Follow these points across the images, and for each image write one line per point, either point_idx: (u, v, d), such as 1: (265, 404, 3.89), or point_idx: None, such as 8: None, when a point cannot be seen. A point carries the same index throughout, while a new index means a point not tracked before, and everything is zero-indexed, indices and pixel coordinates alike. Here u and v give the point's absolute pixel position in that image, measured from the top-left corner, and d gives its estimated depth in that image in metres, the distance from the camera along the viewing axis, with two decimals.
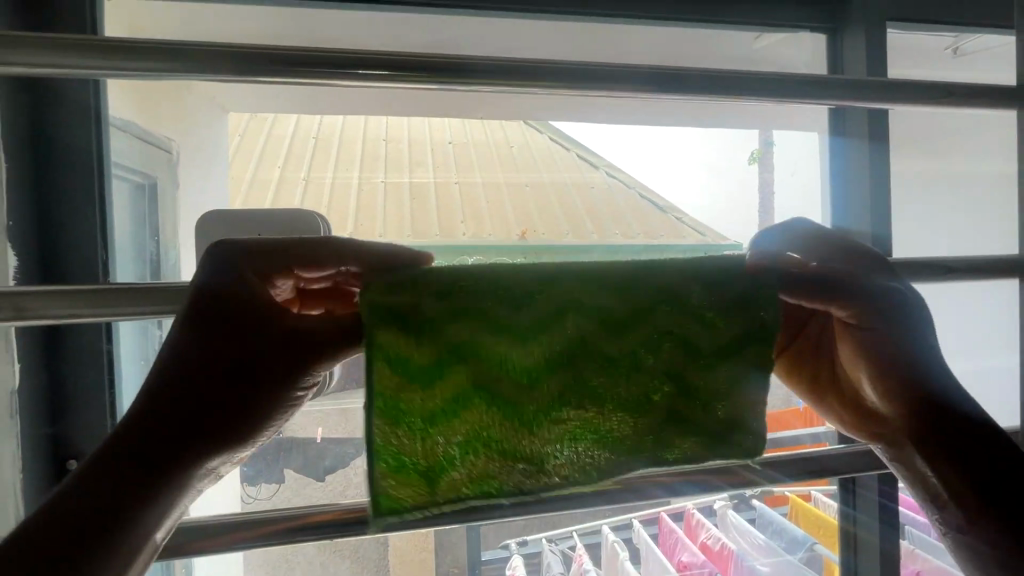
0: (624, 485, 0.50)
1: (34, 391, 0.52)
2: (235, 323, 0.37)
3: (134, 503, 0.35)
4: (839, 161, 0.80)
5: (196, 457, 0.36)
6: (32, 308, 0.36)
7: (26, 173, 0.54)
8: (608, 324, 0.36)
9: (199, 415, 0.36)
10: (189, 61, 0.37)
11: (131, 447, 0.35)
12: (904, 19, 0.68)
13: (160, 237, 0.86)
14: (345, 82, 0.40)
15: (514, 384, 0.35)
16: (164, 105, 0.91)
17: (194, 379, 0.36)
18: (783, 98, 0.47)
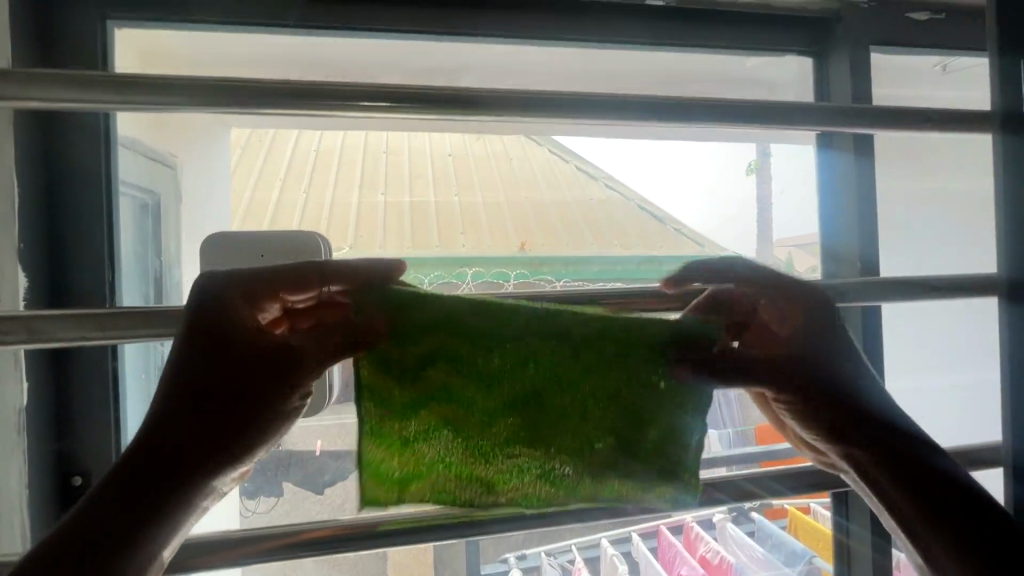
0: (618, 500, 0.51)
1: (39, 409, 0.53)
2: (236, 346, 0.41)
3: (146, 519, 0.37)
4: (828, 176, 0.81)
5: (202, 472, 0.39)
6: (45, 331, 0.38)
7: (38, 197, 0.55)
8: (561, 378, 0.42)
9: (205, 432, 0.39)
10: (188, 94, 0.39)
11: (143, 463, 0.38)
12: (889, 42, 0.70)
13: (163, 255, 0.87)
14: (344, 113, 0.42)
15: (477, 420, 0.41)
16: (169, 124, 0.92)
17: (200, 398, 0.39)
18: (767, 124, 0.49)
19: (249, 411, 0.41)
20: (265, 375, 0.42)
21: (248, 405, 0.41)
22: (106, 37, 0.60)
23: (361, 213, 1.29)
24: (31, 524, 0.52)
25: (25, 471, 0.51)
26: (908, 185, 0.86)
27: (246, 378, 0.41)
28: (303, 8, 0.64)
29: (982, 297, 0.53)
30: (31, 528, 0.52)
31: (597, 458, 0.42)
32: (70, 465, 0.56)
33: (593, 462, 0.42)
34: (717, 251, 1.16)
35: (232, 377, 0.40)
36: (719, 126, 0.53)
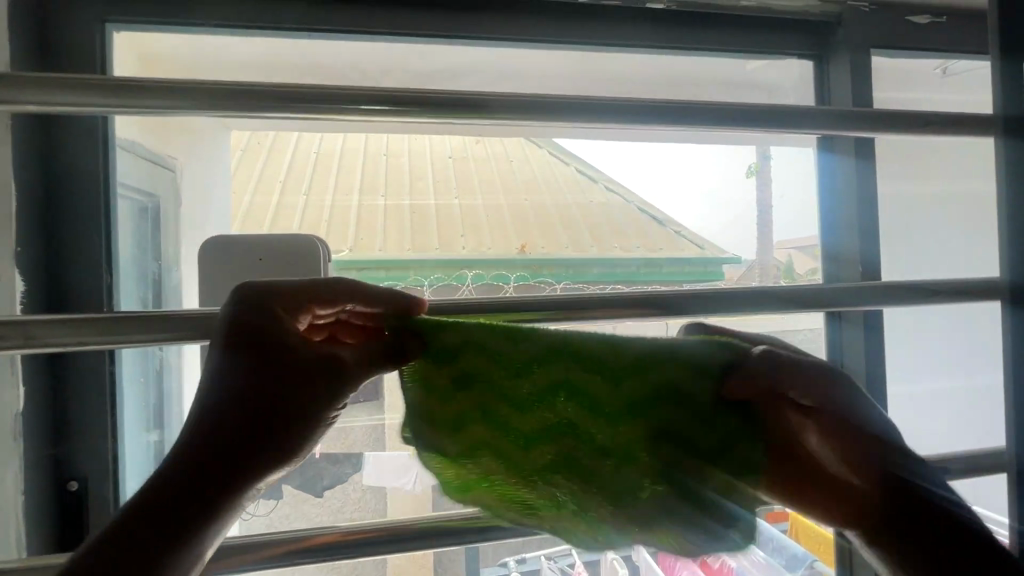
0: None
1: (36, 414, 0.53)
2: (272, 358, 0.41)
3: (182, 528, 0.37)
4: (828, 179, 0.81)
5: (235, 482, 0.39)
6: (40, 336, 0.37)
7: (35, 202, 0.55)
8: (603, 411, 0.40)
9: (239, 444, 0.39)
10: (183, 97, 0.38)
11: (180, 474, 0.38)
12: (891, 45, 0.70)
13: (163, 258, 0.87)
14: (345, 118, 0.42)
15: (513, 445, 0.41)
16: (167, 127, 0.92)
17: (236, 411, 0.40)
18: (768, 128, 0.49)
19: (281, 423, 0.41)
20: (300, 387, 0.41)
21: (280, 417, 0.41)
22: (105, 39, 0.60)
23: (361, 215, 1.30)
24: (27, 528, 0.52)
25: (22, 475, 0.51)
26: (909, 187, 0.86)
27: (282, 389, 0.41)
28: (304, 11, 0.64)
29: (985, 302, 0.53)
30: (25, 534, 0.51)
31: (652, 480, 0.41)
32: (67, 468, 0.56)
33: (647, 489, 0.41)
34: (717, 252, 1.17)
35: (267, 390, 0.40)
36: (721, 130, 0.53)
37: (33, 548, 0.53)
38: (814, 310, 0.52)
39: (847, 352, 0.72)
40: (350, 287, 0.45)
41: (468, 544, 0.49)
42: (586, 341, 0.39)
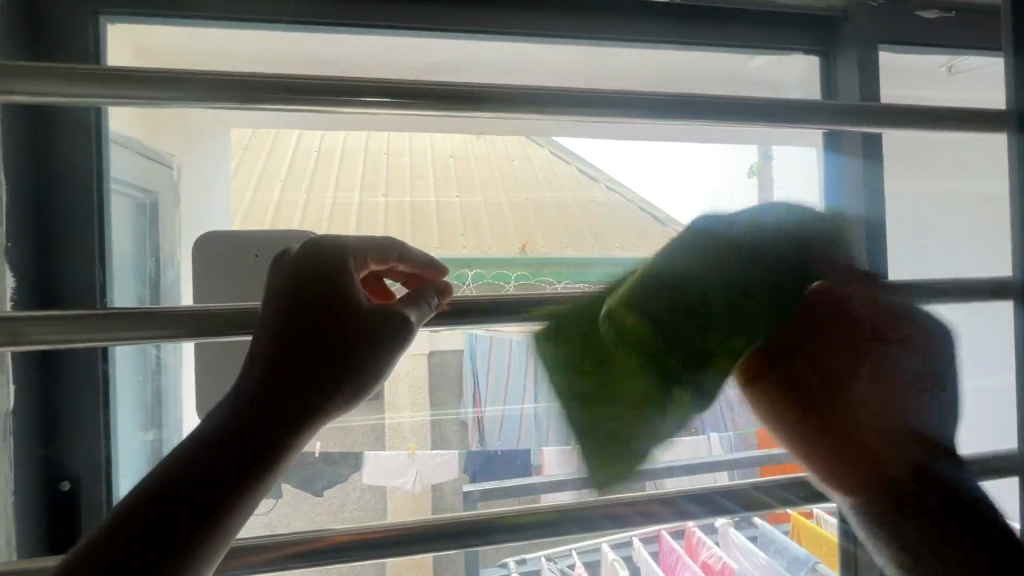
0: (623, 507, 0.50)
1: (27, 414, 0.52)
2: (304, 320, 0.41)
3: (216, 501, 0.36)
4: (833, 172, 0.80)
5: (267, 454, 0.38)
6: (28, 333, 0.36)
7: (25, 200, 0.54)
8: (731, 300, 0.49)
9: (272, 416, 0.39)
10: (175, 88, 0.37)
11: (215, 445, 0.37)
12: (897, 41, 0.69)
13: (160, 255, 0.86)
14: (341, 110, 0.41)
15: (650, 338, 0.46)
16: (165, 122, 0.90)
17: (272, 382, 0.39)
18: (774, 124, 0.48)
19: (313, 395, 0.40)
20: (334, 357, 0.41)
21: (313, 387, 0.40)
22: (98, 32, 0.59)
23: (362, 212, 1.29)
24: (16, 528, 0.51)
25: (11, 475, 0.50)
26: (915, 185, 0.85)
27: (318, 358, 0.40)
28: (301, 4, 0.63)
29: (996, 301, 0.52)
30: (17, 535, 0.51)
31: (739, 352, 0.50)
32: (59, 468, 0.55)
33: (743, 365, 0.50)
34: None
35: (302, 360, 0.40)
36: (724, 125, 0.52)
37: (24, 549, 0.52)
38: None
39: None
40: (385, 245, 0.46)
41: (468, 548, 0.47)
42: (720, 245, 0.50)
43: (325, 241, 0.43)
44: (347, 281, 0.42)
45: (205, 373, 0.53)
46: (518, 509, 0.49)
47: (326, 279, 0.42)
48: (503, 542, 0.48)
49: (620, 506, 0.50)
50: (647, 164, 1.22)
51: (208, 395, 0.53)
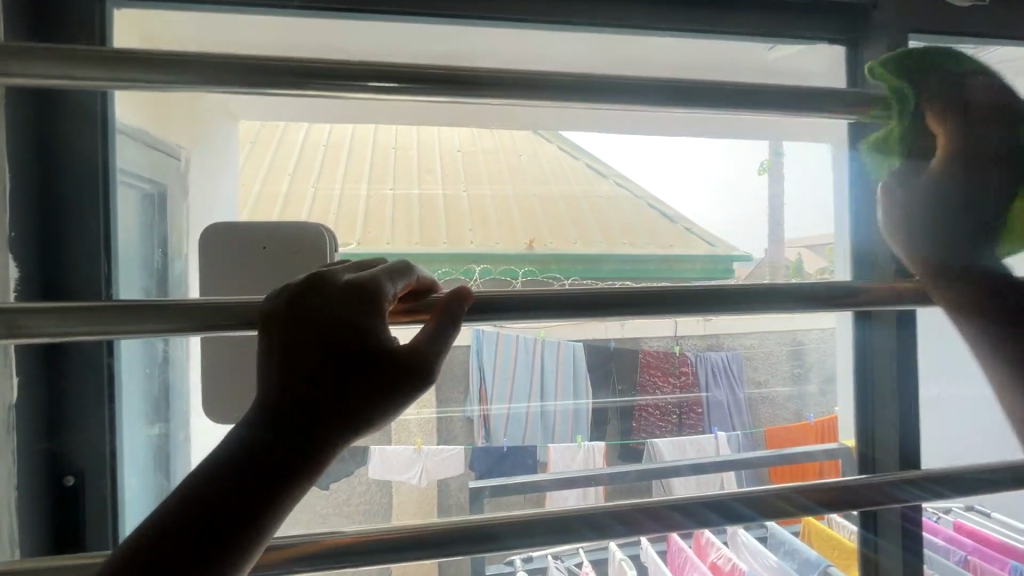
0: (641, 511, 0.47)
1: (32, 408, 0.52)
2: (328, 326, 0.35)
3: (221, 544, 0.30)
4: (859, 179, 0.71)
5: (281, 488, 0.32)
6: (27, 326, 0.34)
7: (32, 190, 0.53)
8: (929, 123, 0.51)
9: (287, 443, 0.32)
10: (186, 71, 0.35)
11: (224, 475, 0.32)
12: (930, 31, 0.66)
13: (167, 248, 0.85)
14: (351, 95, 0.39)
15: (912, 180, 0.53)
16: (174, 113, 0.89)
17: (290, 397, 0.33)
18: (808, 113, 0.45)
19: (331, 418, 0.33)
20: (357, 374, 0.34)
21: (338, 402, 0.33)
22: (104, 16, 0.57)
23: (371, 205, 1.33)
24: (17, 523, 0.50)
25: (13, 472, 0.49)
26: None
27: (342, 368, 0.34)
28: None
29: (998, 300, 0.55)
30: (16, 532, 0.49)
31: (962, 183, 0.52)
32: (63, 463, 0.54)
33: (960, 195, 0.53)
34: (728, 250, 1.30)
35: (320, 376, 0.34)
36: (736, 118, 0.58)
37: (24, 547, 0.50)
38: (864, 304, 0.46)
39: (878, 353, 0.68)
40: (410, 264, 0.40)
41: (476, 555, 0.44)
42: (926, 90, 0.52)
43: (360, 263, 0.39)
44: (366, 310, 0.35)
45: (221, 365, 0.51)
46: (525, 514, 0.46)
47: (344, 308, 0.35)
48: (515, 549, 0.44)
49: (635, 510, 0.47)
50: (650, 156, 1.25)
51: (221, 387, 0.51)
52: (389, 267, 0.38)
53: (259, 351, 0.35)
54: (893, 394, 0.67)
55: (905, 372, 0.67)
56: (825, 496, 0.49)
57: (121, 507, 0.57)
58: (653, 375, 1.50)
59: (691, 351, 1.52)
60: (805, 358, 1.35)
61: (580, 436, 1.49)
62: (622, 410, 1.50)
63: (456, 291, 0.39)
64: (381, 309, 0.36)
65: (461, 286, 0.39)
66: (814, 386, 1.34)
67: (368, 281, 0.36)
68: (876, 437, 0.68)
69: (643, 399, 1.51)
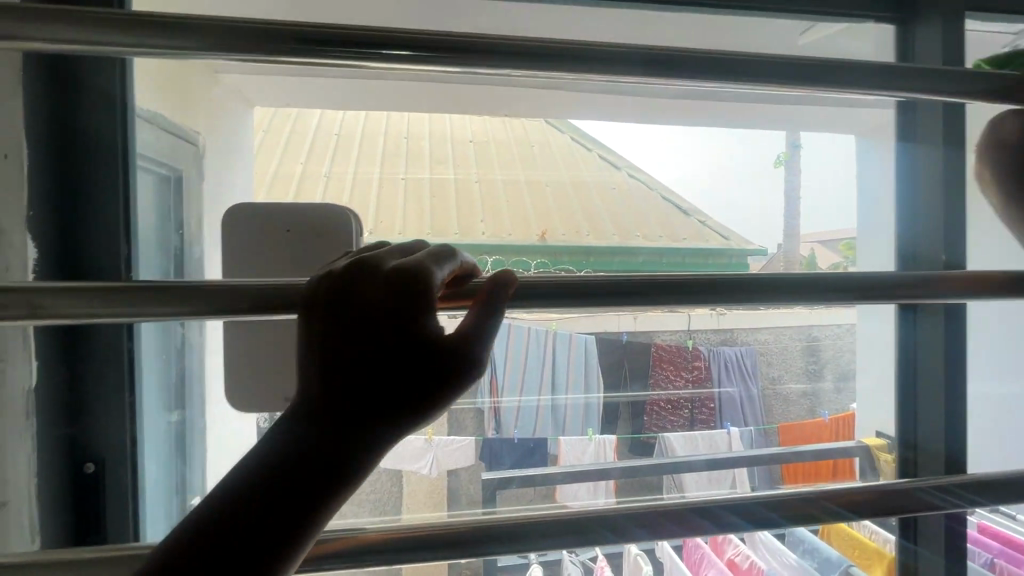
0: (668, 517, 0.42)
1: (53, 396, 0.50)
2: (372, 313, 0.32)
3: (262, 545, 0.29)
4: (907, 173, 0.68)
5: (321, 489, 0.30)
6: (47, 305, 0.32)
7: (51, 169, 0.51)
8: None
9: (330, 439, 0.31)
10: (204, 36, 0.33)
11: (262, 476, 0.30)
12: (988, 7, 0.62)
13: (185, 231, 0.84)
14: (367, 64, 0.35)
15: None
16: (191, 96, 0.88)
17: (332, 391, 0.32)
18: (881, 91, 0.40)
19: (372, 416, 0.31)
20: (400, 367, 0.32)
21: (381, 396, 0.32)
22: None
23: (382, 193, 1.26)
24: (39, 512, 0.49)
25: (34, 460, 0.48)
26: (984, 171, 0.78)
27: (387, 360, 0.32)
28: None
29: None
30: (38, 520, 0.48)
31: None
32: (84, 451, 0.53)
33: None
34: (742, 244, 1.28)
35: (361, 371, 0.32)
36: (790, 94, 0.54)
37: (45, 536, 0.49)
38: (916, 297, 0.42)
39: (925, 356, 0.66)
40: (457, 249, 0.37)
41: (490, 557, 0.40)
42: None
43: (404, 247, 0.36)
44: (412, 299, 0.32)
45: (243, 353, 0.50)
46: (545, 513, 0.41)
47: (389, 296, 0.32)
48: (534, 552, 0.40)
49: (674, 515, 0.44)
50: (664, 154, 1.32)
51: (242, 377, 0.50)
52: (433, 252, 0.35)
53: (300, 341, 0.33)
54: (938, 395, 0.65)
55: (954, 371, 0.64)
56: (890, 500, 0.44)
57: (141, 494, 0.57)
58: (666, 370, 1.47)
59: (704, 346, 1.48)
60: (820, 354, 1.40)
61: (590, 430, 1.45)
62: (634, 403, 1.48)
63: (499, 277, 0.36)
64: (431, 297, 0.32)
65: (506, 273, 0.36)
66: (828, 382, 1.40)
67: (413, 267, 0.33)
68: (920, 443, 0.66)
69: (655, 394, 1.48)
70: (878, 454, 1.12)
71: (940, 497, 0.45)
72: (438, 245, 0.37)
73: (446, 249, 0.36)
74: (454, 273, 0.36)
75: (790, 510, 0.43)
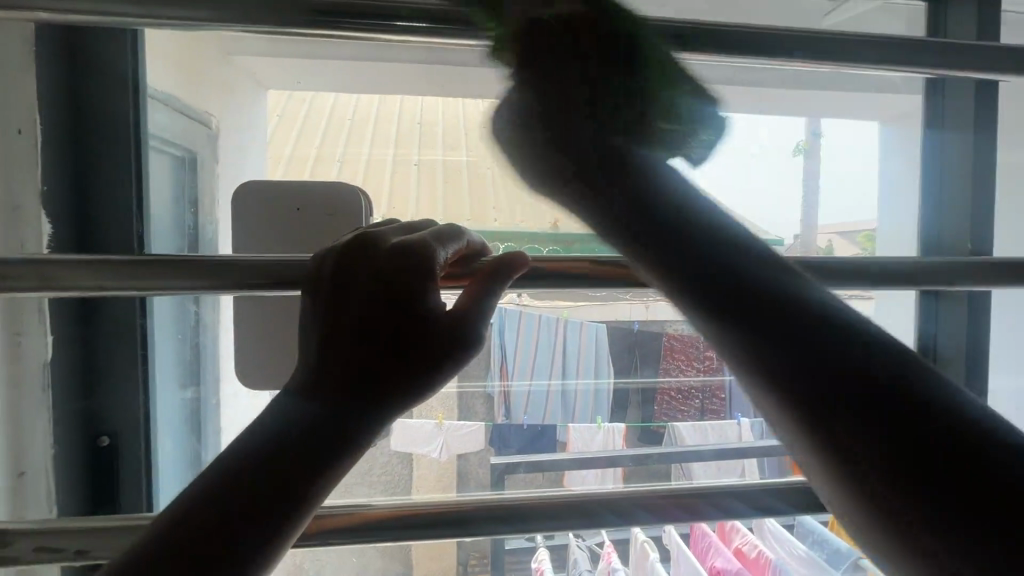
0: (673, 503, 0.41)
1: (70, 369, 0.51)
2: (373, 289, 0.32)
3: (263, 517, 0.29)
4: (932, 162, 0.68)
5: (322, 462, 0.30)
6: (60, 278, 0.32)
7: (66, 144, 0.51)
8: None
9: (330, 414, 0.31)
10: (212, 7, 0.33)
11: (266, 449, 0.30)
12: None
13: (198, 210, 0.84)
14: (376, 37, 0.35)
15: None
16: (203, 78, 0.87)
17: (332, 367, 0.32)
18: (910, 70, 0.38)
19: (375, 394, 0.31)
20: (400, 342, 0.32)
21: (381, 370, 0.32)
22: None
23: (394, 177, 1.27)
24: (53, 481, 0.49)
25: (50, 430, 0.49)
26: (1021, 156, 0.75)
27: (387, 335, 0.32)
28: None
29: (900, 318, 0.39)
30: (51, 492, 0.49)
31: None
32: (98, 424, 0.54)
33: None
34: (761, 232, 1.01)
35: (363, 347, 0.32)
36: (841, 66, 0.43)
37: (61, 505, 0.50)
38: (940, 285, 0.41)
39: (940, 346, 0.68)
40: (463, 228, 0.37)
41: (493, 537, 0.40)
42: None
43: (409, 226, 0.36)
44: (417, 278, 0.32)
45: (258, 330, 0.50)
46: (548, 495, 0.41)
47: (394, 276, 0.32)
48: (540, 533, 0.40)
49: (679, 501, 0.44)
50: None
51: (252, 355, 0.50)
52: (440, 230, 0.35)
53: (303, 319, 0.34)
54: None
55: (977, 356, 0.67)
56: None
57: (155, 469, 0.58)
58: (677, 361, 1.40)
59: None
60: None
61: (599, 418, 1.44)
62: (642, 391, 1.46)
63: (508, 257, 0.35)
64: (434, 275, 0.32)
65: (517, 254, 0.36)
66: None
67: (418, 243, 0.33)
68: None
69: (664, 383, 1.43)
70: None
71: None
72: (444, 225, 0.36)
73: (451, 229, 0.36)
74: (458, 253, 0.36)
75: (798, 500, 0.43)
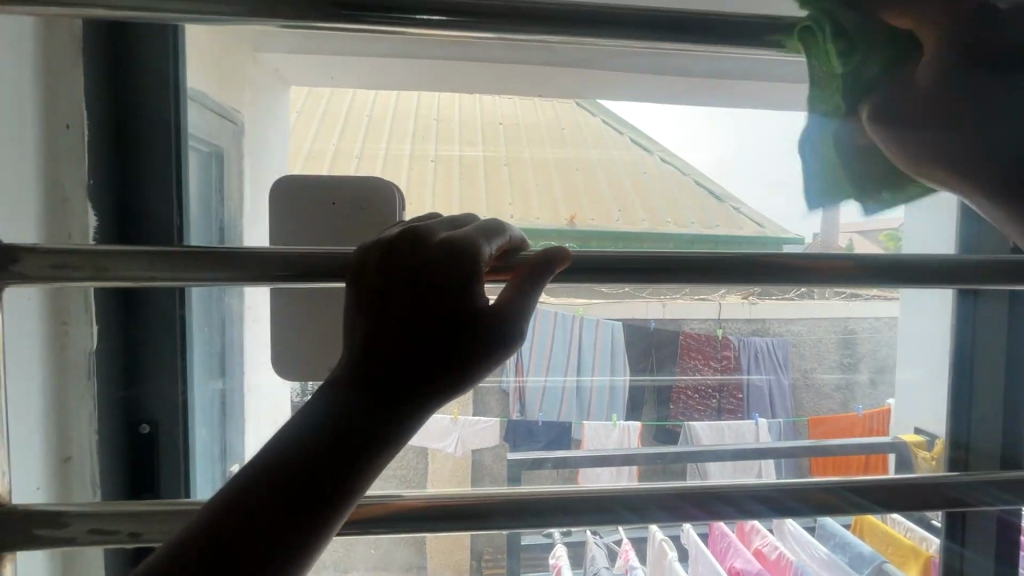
0: (693, 502, 0.41)
1: (110, 358, 0.52)
2: (415, 286, 0.33)
3: (305, 510, 0.29)
4: None
5: (361, 457, 0.30)
6: (115, 269, 0.33)
7: (109, 139, 0.53)
8: None
9: (370, 409, 0.31)
10: (238, 1, 0.33)
11: (307, 443, 0.31)
12: None
13: (225, 204, 0.85)
14: (404, 29, 0.35)
15: None
16: (231, 76, 0.89)
17: (372, 363, 0.32)
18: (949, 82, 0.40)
19: (413, 389, 0.32)
20: (440, 338, 0.32)
21: (421, 366, 0.32)
22: None
23: (414, 170, 1.28)
24: (97, 468, 0.51)
25: (94, 416, 0.51)
26: None
27: (426, 332, 0.32)
28: None
29: (926, 281, 0.39)
30: (94, 478, 0.51)
31: None
32: (139, 412, 0.56)
33: None
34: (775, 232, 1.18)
35: (403, 344, 0.32)
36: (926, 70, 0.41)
37: (105, 490, 0.52)
38: (968, 284, 0.40)
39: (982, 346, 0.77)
40: (503, 225, 0.37)
41: (510, 530, 0.40)
42: None
43: (453, 223, 0.36)
44: (459, 274, 0.32)
45: (286, 320, 0.51)
46: (568, 490, 0.41)
47: (436, 272, 0.33)
48: (556, 529, 0.40)
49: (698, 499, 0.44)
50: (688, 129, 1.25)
51: (280, 345, 0.51)
52: (481, 226, 0.35)
53: (345, 315, 0.34)
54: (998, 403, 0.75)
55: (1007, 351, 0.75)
56: (926, 498, 0.43)
57: (191, 456, 0.59)
58: (693, 358, 1.45)
59: (734, 335, 1.46)
60: (856, 347, 1.34)
61: (615, 414, 1.42)
62: (660, 388, 1.44)
63: (550, 252, 0.35)
64: (476, 271, 0.33)
65: (557, 248, 0.36)
66: (863, 375, 1.33)
67: (462, 239, 0.33)
68: (971, 446, 0.77)
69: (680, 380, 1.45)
70: (916, 452, 1.04)
71: (978, 494, 0.43)
72: (485, 221, 0.36)
73: (493, 225, 0.36)
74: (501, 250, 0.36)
75: (820, 500, 0.42)
